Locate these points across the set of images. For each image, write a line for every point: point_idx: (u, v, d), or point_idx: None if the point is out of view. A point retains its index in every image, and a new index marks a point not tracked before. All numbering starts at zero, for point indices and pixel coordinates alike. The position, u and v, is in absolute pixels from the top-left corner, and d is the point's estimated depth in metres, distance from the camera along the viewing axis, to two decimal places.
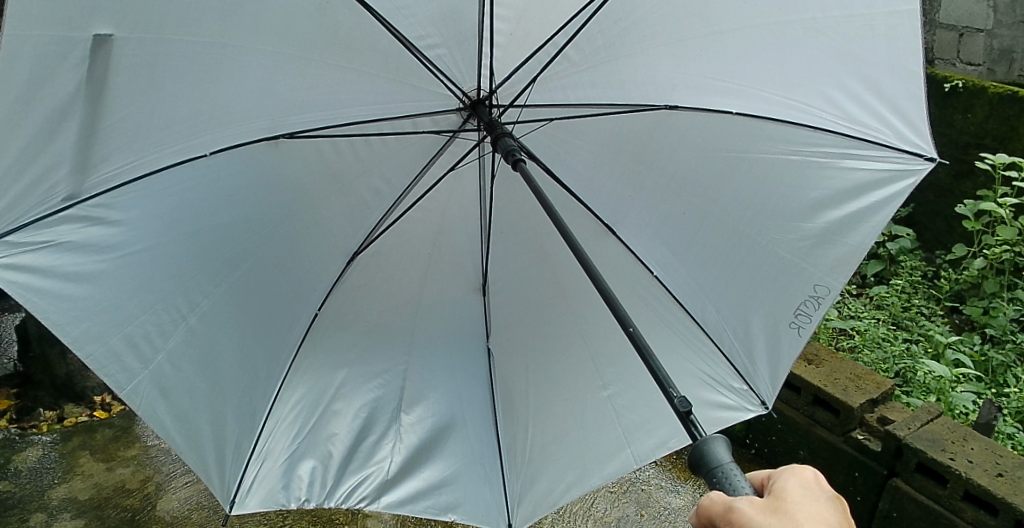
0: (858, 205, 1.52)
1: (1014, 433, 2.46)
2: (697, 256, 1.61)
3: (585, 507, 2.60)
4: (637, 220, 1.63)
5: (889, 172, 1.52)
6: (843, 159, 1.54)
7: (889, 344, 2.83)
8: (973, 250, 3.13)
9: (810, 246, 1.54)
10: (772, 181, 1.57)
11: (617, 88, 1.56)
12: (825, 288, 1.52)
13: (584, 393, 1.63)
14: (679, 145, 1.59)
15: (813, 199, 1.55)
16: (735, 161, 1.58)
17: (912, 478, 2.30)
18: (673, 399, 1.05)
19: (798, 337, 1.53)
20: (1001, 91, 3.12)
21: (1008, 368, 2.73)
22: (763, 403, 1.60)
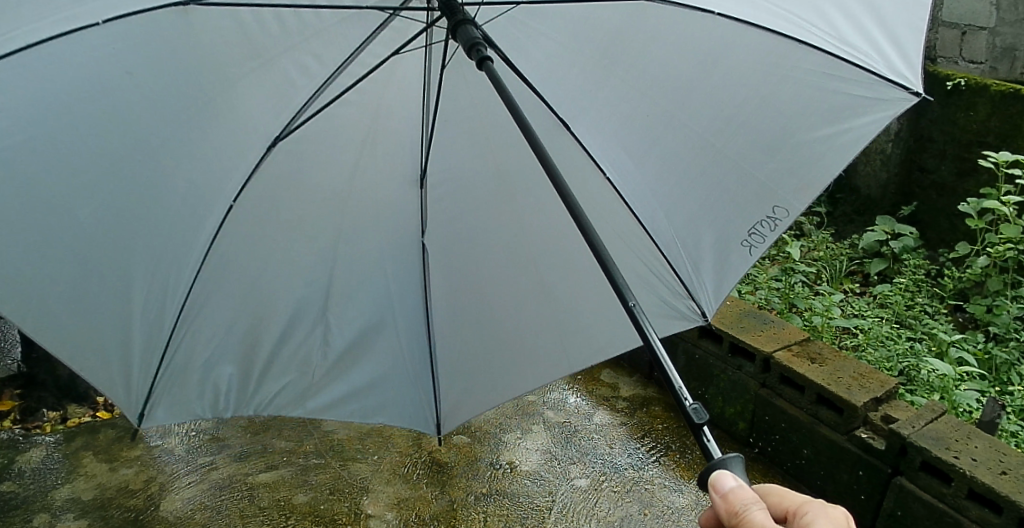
0: (827, 118, 1.47)
1: (1018, 431, 2.45)
2: (651, 160, 1.55)
3: (589, 507, 2.60)
4: (594, 119, 1.56)
5: (866, 94, 1.46)
6: (820, 68, 1.49)
7: (892, 343, 2.83)
8: (977, 249, 3.13)
9: (767, 158, 1.49)
10: (742, 84, 1.51)
11: (612, 58, 1.54)
12: (784, 212, 1.47)
13: (527, 310, 1.57)
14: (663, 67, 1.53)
15: (779, 110, 1.49)
16: (707, 69, 1.52)
17: (916, 477, 2.30)
18: (687, 410, 1.02)
19: (748, 256, 1.49)
20: (1004, 89, 3.11)
21: (1012, 366, 2.72)
22: (703, 315, 1.59)
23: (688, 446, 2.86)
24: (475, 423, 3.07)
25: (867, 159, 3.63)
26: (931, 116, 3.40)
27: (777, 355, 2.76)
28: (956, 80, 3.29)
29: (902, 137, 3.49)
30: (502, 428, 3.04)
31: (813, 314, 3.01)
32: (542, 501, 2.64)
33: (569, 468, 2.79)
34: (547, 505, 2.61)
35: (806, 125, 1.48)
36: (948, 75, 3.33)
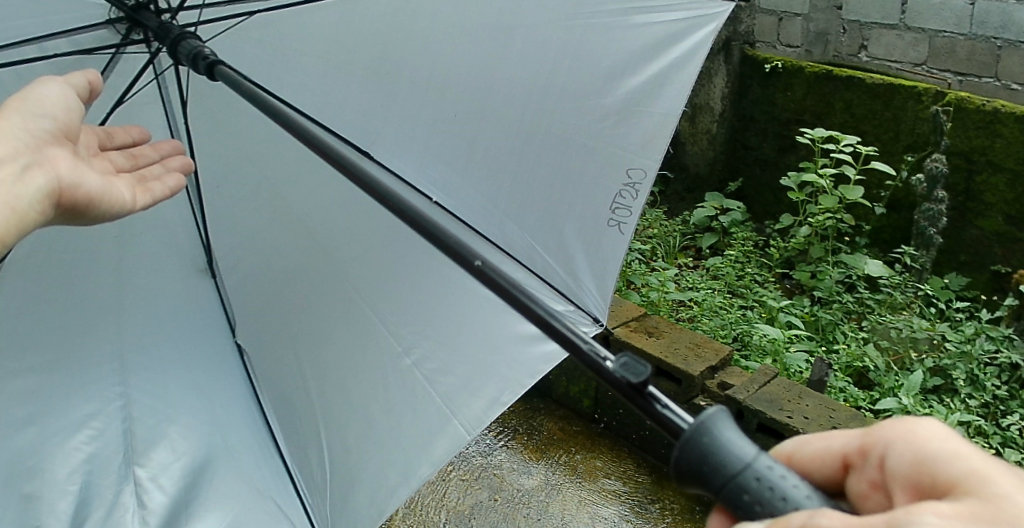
0: (659, 65, 1.61)
1: (845, 387, 2.52)
2: (476, 170, 1.61)
3: (438, 498, 2.60)
4: (415, 140, 1.58)
5: (685, 21, 1.61)
6: (636, 12, 1.60)
7: (726, 312, 2.97)
8: (799, 220, 3.32)
9: (605, 125, 1.61)
10: (542, 82, 1.58)
11: (387, 52, 1.53)
12: (639, 175, 1.61)
13: (390, 353, 1.56)
14: (462, 40, 1.55)
15: (605, 70, 1.59)
16: (502, 46, 1.56)
17: (754, 438, 2.43)
18: (588, 358, 0.71)
19: (620, 235, 1.64)
20: (817, 70, 3.36)
21: (836, 326, 2.86)
22: (595, 320, 1.69)
23: (535, 427, 2.92)
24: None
25: (695, 138, 3.75)
26: (754, 97, 3.62)
27: (617, 333, 2.82)
28: (774, 63, 3.52)
29: (727, 117, 3.72)
30: None
31: (650, 290, 3.12)
32: None
33: None
34: None
35: (627, 130, 1.62)
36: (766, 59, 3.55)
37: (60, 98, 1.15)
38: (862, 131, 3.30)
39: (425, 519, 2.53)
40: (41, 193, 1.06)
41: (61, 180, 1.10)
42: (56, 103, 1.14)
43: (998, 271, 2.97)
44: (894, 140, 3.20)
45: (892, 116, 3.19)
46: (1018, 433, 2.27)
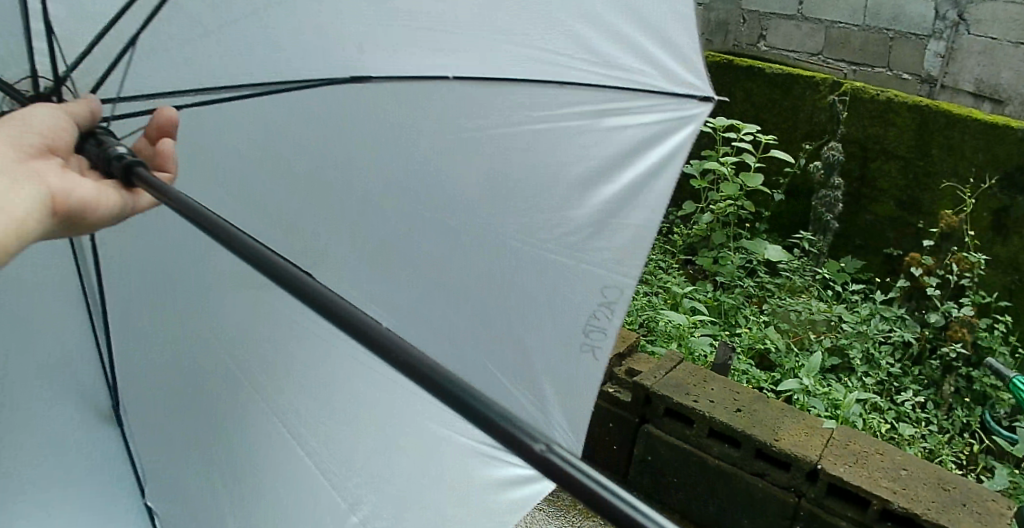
0: (632, 175, 1.22)
1: (748, 369, 2.59)
2: (402, 285, 1.22)
3: None
4: (315, 248, 1.18)
5: (663, 124, 1.23)
6: (602, 120, 1.22)
7: (632, 299, 3.00)
8: (701, 207, 3.39)
9: (578, 240, 1.23)
10: (487, 186, 1.20)
11: (298, 174, 1.14)
12: (615, 289, 1.23)
13: (304, 501, 1.24)
14: (391, 144, 1.16)
15: (565, 188, 1.22)
16: (436, 147, 1.17)
17: (661, 423, 2.42)
18: None
19: (596, 358, 1.26)
20: (718, 60, 3.47)
21: (738, 310, 2.93)
22: (572, 453, 1.31)
23: None
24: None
25: None
26: None
27: None
28: None
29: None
30: None
31: None
32: None
33: None
34: None
35: (603, 244, 1.23)
36: None
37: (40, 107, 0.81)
38: (763, 120, 3.43)
39: None
40: (24, 213, 0.68)
41: (49, 190, 0.73)
42: (48, 120, 0.79)
43: (890, 254, 3.14)
44: (793, 128, 3.35)
45: (791, 106, 3.34)
46: (910, 407, 2.43)
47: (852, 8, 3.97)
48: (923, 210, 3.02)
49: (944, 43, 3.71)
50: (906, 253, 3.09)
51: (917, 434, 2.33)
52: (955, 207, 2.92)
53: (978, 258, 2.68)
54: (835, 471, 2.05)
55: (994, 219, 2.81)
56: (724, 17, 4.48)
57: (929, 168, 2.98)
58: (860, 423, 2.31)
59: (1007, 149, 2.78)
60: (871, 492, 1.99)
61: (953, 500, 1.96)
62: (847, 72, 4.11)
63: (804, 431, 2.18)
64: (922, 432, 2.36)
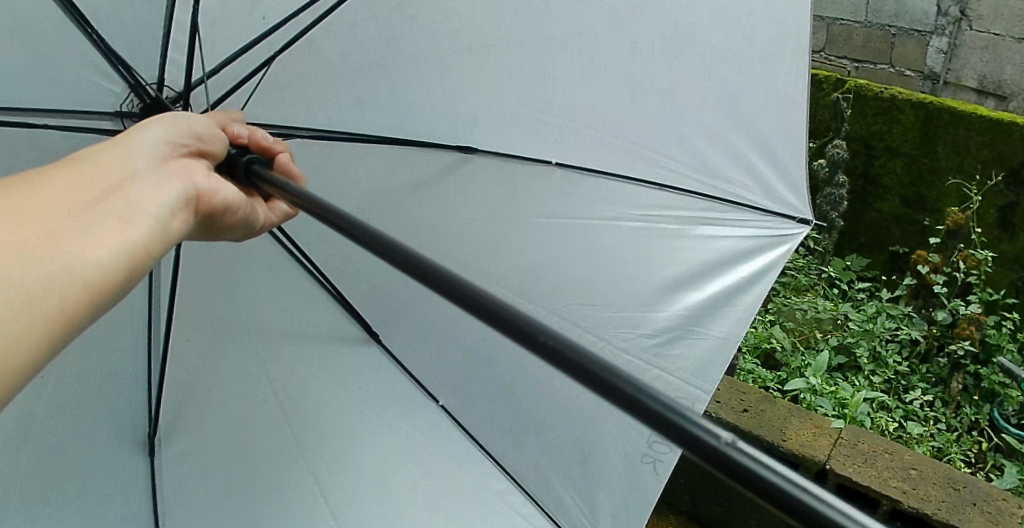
0: (721, 284, 1.45)
1: (753, 369, 2.59)
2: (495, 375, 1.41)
3: None
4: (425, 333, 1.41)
5: (758, 238, 1.48)
6: (699, 223, 1.48)
7: None
8: None
9: (660, 343, 1.40)
10: (598, 273, 1.41)
11: (424, 239, 1.36)
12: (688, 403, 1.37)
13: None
14: (514, 221, 1.41)
15: (661, 283, 1.43)
16: (551, 229, 1.42)
17: None
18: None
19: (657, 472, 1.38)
20: None
21: None
22: None
23: None
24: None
25: None
26: None
27: None
28: None
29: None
30: None
31: None
32: None
33: None
34: None
35: (684, 350, 1.41)
36: None
37: (184, 112, 0.92)
38: None
39: None
40: (174, 211, 0.82)
41: (195, 193, 0.86)
42: (203, 128, 0.92)
43: (895, 252, 3.13)
44: None
45: None
46: (918, 406, 2.42)
47: (854, 6, 3.98)
48: (929, 207, 3.02)
49: (946, 40, 3.69)
50: (912, 250, 3.08)
51: (926, 433, 2.33)
52: (962, 204, 2.90)
53: (986, 255, 2.67)
54: (844, 471, 2.05)
55: (1002, 216, 2.79)
56: None
57: (935, 165, 2.97)
58: (868, 422, 2.31)
59: (1013, 147, 2.76)
60: (881, 492, 1.99)
61: (963, 499, 1.94)
62: (850, 69, 4.11)
63: (812, 431, 2.17)
64: (931, 431, 2.35)
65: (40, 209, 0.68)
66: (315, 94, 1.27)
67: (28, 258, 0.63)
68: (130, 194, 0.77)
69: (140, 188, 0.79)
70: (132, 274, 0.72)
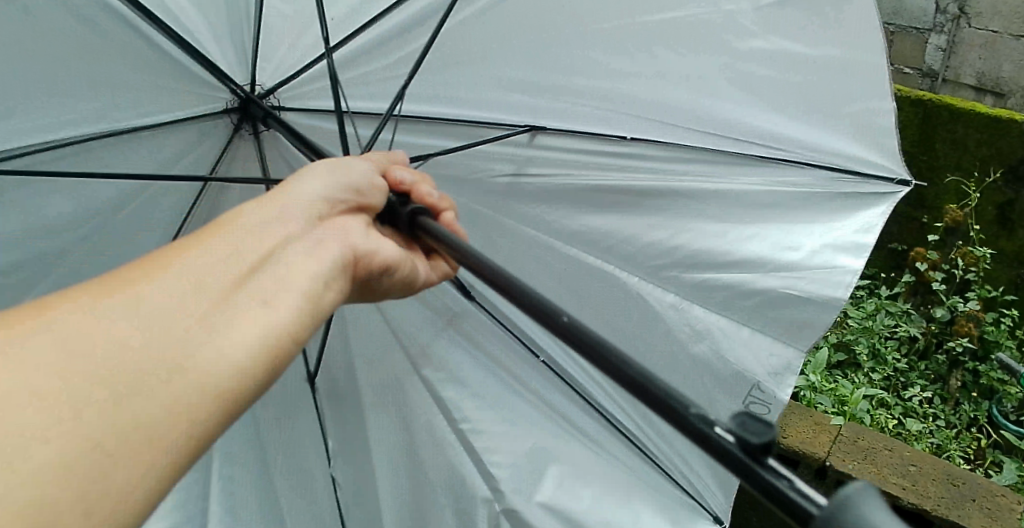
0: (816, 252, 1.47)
1: None
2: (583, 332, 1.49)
3: None
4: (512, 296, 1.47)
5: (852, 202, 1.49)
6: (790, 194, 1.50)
7: None
8: None
9: (749, 307, 1.48)
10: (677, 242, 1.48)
11: (494, 220, 1.47)
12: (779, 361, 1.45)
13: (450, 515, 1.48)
14: (592, 187, 1.49)
15: (748, 254, 1.47)
16: (632, 197, 1.50)
17: None
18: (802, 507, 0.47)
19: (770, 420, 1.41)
20: None
21: None
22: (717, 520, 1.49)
23: None
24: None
25: None
26: None
27: None
28: None
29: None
30: None
31: None
32: None
33: None
34: None
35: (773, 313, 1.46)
36: None
37: (340, 165, 0.98)
38: None
39: None
40: (335, 274, 0.87)
41: (356, 250, 0.92)
42: (365, 179, 0.99)
43: (894, 249, 3.14)
44: None
45: None
46: (917, 403, 2.42)
47: None
48: (928, 204, 3.01)
49: (946, 37, 3.69)
50: (911, 247, 3.09)
51: (925, 430, 2.33)
52: (960, 201, 2.91)
53: (984, 252, 2.67)
54: (844, 468, 2.05)
55: (1000, 212, 2.80)
56: None
57: (934, 162, 2.97)
58: (867, 419, 2.31)
59: (1011, 143, 2.76)
60: (881, 488, 1.99)
61: (963, 495, 1.95)
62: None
63: (811, 427, 2.18)
64: (930, 428, 2.36)
65: (208, 277, 0.74)
66: (385, 88, 1.41)
67: (198, 348, 0.66)
68: (282, 259, 0.82)
69: (293, 250, 0.84)
70: (286, 341, 0.74)
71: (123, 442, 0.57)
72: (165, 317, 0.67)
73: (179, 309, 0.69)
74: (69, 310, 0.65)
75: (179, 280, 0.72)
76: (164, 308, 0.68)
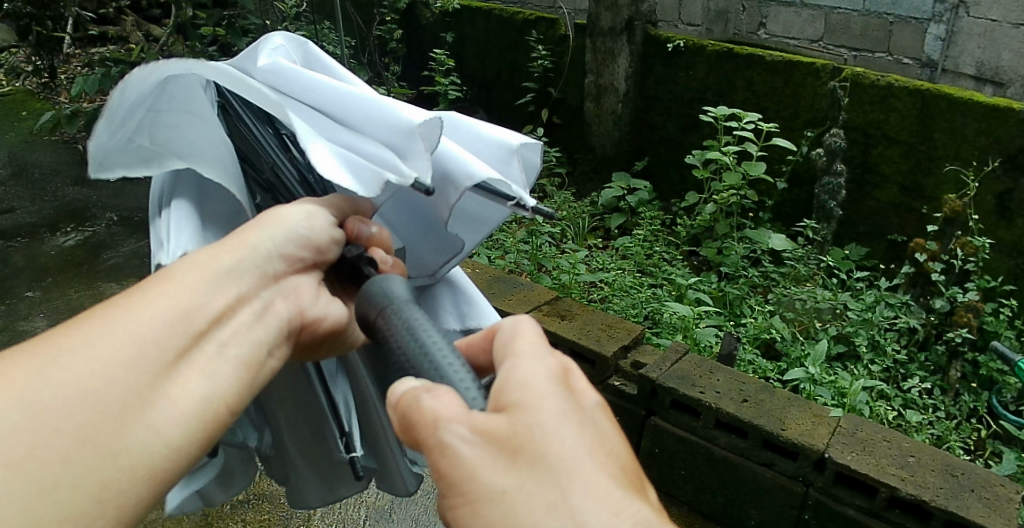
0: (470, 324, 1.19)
1: (753, 359, 2.56)
2: None
3: (357, 496, 2.52)
4: None
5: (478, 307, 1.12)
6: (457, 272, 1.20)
7: (637, 291, 2.94)
8: (704, 197, 3.42)
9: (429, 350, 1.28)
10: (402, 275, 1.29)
11: None
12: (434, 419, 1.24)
13: None
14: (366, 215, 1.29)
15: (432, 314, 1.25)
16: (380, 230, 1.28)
17: (668, 414, 2.40)
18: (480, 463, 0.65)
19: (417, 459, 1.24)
20: (718, 49, 3.52)
21: (743, 299, 2.91)
22: None
23: None
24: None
25: (601, 118, 3.93)
26: (658, 74, 3.78)
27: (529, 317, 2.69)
28: (676, 42, 3.67)
29: (632, 97, 3.85)
30: None
31: (561, 273, 3.07)
32: None
33: None
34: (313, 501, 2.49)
35: None
36: (669, 38, 3.70)
37: (305, 212, 0.98)
38: (764, 107, 3.43)
39: (344, 518, 2.44)
40: (276, 340, 0.93)
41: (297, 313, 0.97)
42: (321, 232, 0.99)
43: (894, 241, 3.14)
44: (794, 116, 3.34)
45: (791, 93, 3.34)
46: (916, 394, 2.41)
47: None
48: (927, 195, 3.01)
49: (944, 27, 3.69)
50: (911, 238, 3.09)
51: (924, 421, 2.32)
52: (959, 191, 2.90)
53: (984, 242, 2.67)
54: (842, 459, 2.04)
55: (999, 202, 2.79)
56: (724, 5, 4.47)
57: (932, 153, 2.96)
58: (866, 411, 2.31)
59: (1010, 133, 2.74)
60: (879, 479, 1.98)
61: (962, 485, 1.95)
62: (848, 58, 4.10)
63: (810, 420, 2.17)
64: (930, 419, 2.34)
65: (155, 338, 0.81)
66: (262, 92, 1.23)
67: (145, 418, 0.77)
68: (227, 323, 0.88)
69: (236, 316, 0.89)
70: (219, 414, 0.83)
71: (64, 518, 0.69)
72: (108, 389, 0.75)
73: (130, 375, 0.78)
74: (27, 374, 0.74)
75: (125, 343, 0.79)
76: (109, 377, 0.76)
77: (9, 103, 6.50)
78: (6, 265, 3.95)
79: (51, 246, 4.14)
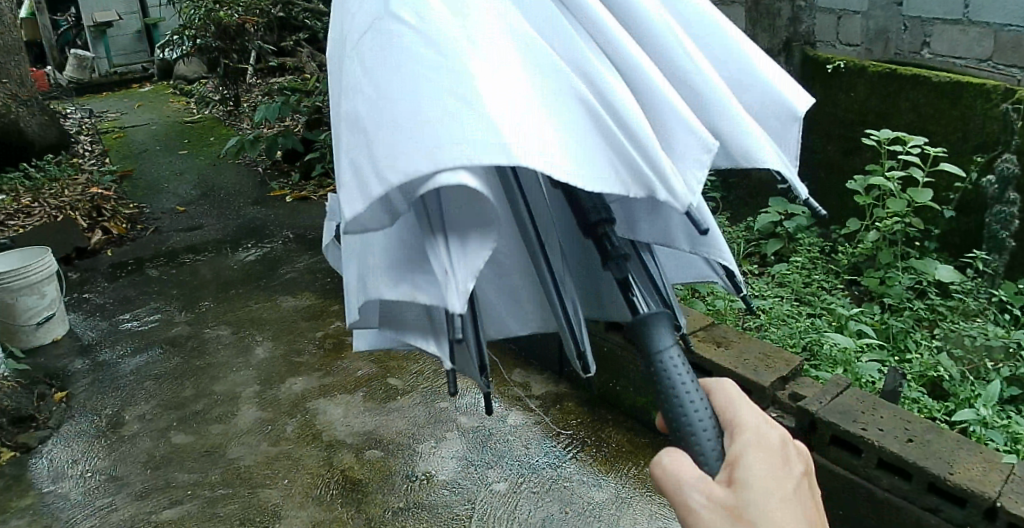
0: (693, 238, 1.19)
1: (918, 397, 2.42)
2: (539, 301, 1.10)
3: (510, 511, 2.69)
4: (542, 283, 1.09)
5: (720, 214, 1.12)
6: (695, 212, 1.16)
7: (794, 321, 2.87)
8: (867, 224, 3.28)
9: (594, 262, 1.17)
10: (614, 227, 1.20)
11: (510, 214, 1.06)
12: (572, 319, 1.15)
13: None
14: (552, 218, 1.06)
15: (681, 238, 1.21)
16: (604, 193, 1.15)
17: (827, 451, 2.32)
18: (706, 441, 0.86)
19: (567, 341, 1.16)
20: (880, 70, 3.37)
21: (908, 334, 2.75)
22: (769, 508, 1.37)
23: (602, 440, 3.02)
24: (384, 436, 3.11)
25: None
26: (817, 96, 3.66)
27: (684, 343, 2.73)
28: (836, 63, 3.56)
29: None
30: (416, 440, 3.08)
31: (716, 299, 3.08)
32: (462, 510, 2.70)
33: (487, 473, 2.88)
34: (467, 514, 2.68)
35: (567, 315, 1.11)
36: (828, 59, 3.60)
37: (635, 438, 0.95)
38: (930, 131, 3.23)
39: None
40: None
41: None
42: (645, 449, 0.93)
43: None
44: (963, 140, 3.12)
45: (959, 115, 3.12)
46: None
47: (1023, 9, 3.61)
48: None
49: None
50: None
51: None
52: None
53: None
54: (1017, 510, 1.89)
55: None
56: (884, 23, 4.28)
57: None
58: None
59: None
60: None
61: None
62: (1021, 78, 3.73)
63: (981, 465, 2.04)
64: None
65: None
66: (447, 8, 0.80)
67: None
68: None
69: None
70: None
71: None
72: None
73: None
74: None
75: None
76: None
77: (199, 126, 7.47)
78: (197, 278, 4.58)
79: (235, 260, 4.76)
